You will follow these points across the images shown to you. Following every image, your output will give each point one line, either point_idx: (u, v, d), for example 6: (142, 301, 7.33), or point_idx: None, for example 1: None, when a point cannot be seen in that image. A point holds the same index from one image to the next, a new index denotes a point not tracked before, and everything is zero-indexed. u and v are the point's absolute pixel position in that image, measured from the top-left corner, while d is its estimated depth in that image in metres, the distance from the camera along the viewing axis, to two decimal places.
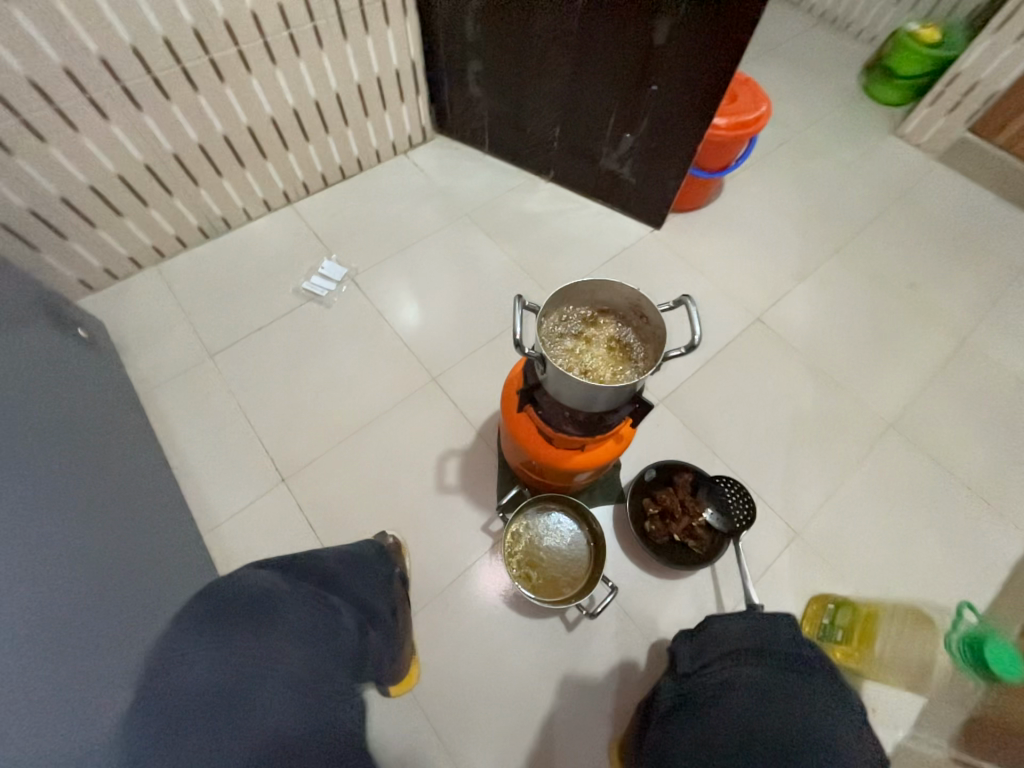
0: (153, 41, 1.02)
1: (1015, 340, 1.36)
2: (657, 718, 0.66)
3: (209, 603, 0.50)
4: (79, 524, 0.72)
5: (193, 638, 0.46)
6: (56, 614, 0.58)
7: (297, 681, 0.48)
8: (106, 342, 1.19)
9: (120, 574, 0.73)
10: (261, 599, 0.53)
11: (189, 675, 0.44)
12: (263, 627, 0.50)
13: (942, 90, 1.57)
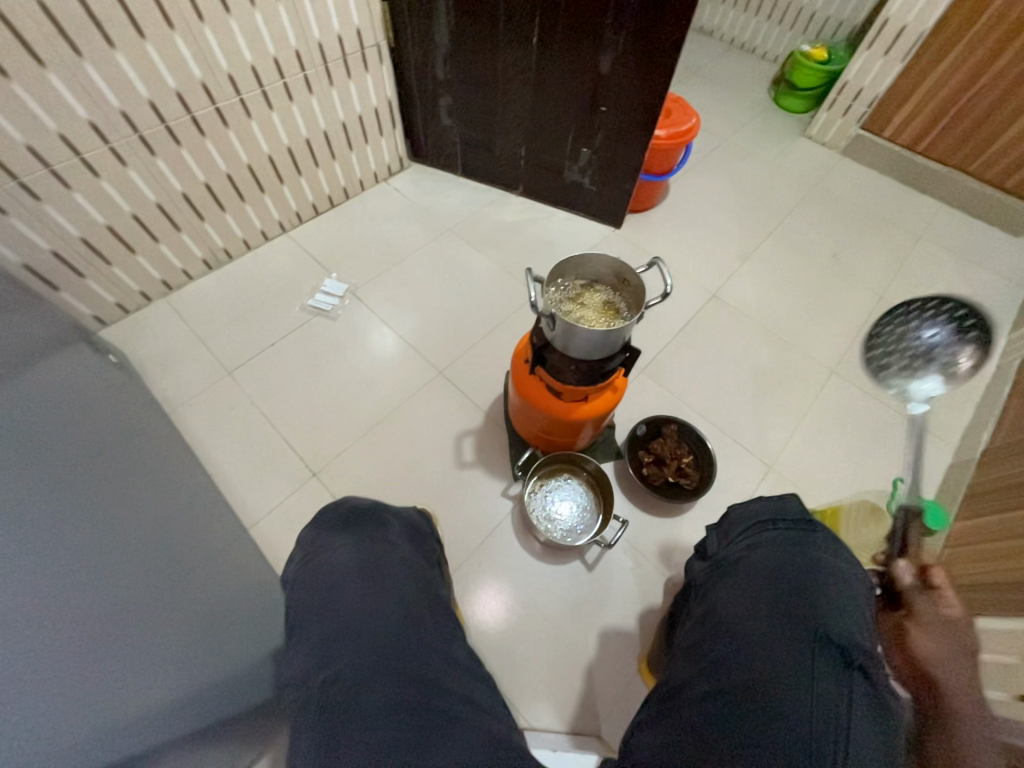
0: (167, 95, 1.16)
1: (921, 292, 1.63)
2: (695, 589, 0.81)
3: (332, 516, 0.83)
4: (140, 521, 0.79)
5: (333, 537, 0.76)
6: (145, 585, 0.69)
7: (396, 564, 0.74)
8: (130, 368, 1.28)
9: (180, 567, 0.79)
10: (362, 512, 0.83)
11: (334, 554, 0.73)
12: (370, 525, 0.80)
13: (835, 97, 1.89)
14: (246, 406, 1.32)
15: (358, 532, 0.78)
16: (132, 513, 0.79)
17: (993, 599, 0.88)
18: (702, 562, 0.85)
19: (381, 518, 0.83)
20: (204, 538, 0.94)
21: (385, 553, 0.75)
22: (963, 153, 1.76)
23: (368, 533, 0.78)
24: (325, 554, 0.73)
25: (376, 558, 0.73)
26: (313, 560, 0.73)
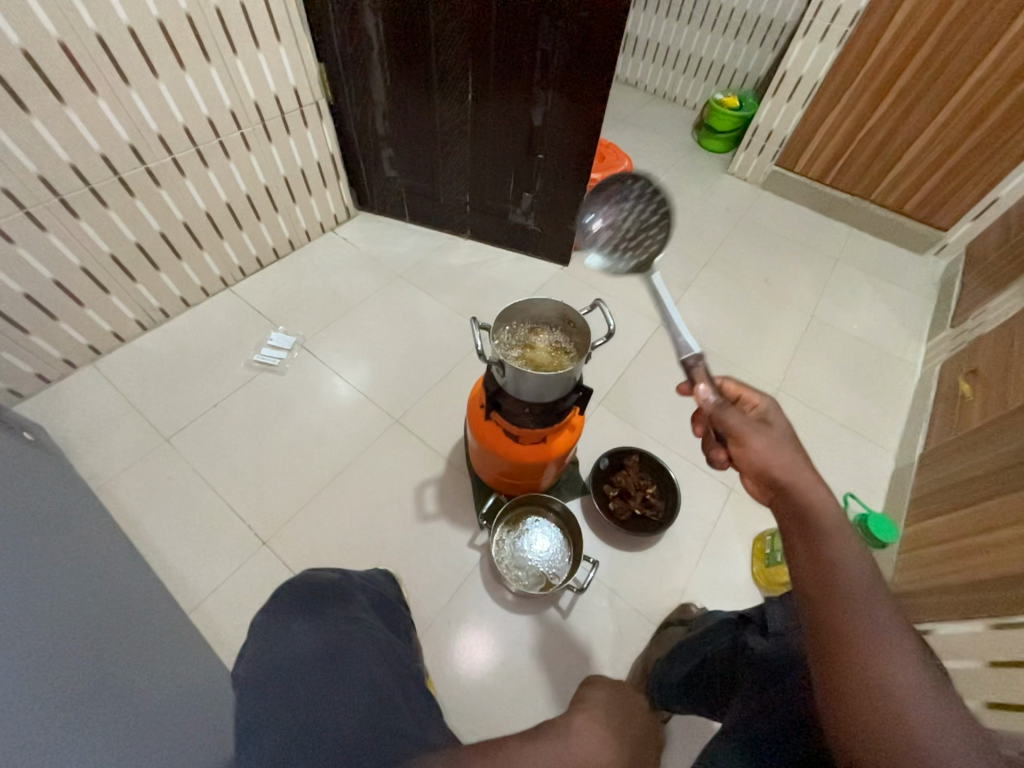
0: (92, 157, 1.12)
1: (846, 309, 1.76)
2: (750, 667, 0.73)
3: (290, 594, 0.76)
4: (48, 621, 0.69)
5: (293, 621, 0.69)
6: (72, 688, 0.63)
7: (374, 646, 0.69)
8: (50, 443, 1.17)
9: (94, 668, 0.70)
10: (323, 588, 0.78)
11: (298, 641, 0.66)
12: (334, 602, 0.75)
13: (750, 139, 2.08)
14: (185, 474, 1.23)
15: (322, 611, 0.72)
16: (41, 615, 0.69)
17: (949, 603, 0.90)
18: (757, 633, 0.77)
19: (345, 592, 0.79)
20: (136, 634, 0.84)
21: (350, 631, 0.70)
22: (865, 184, 1.95)
23: (332, 612, 0.72)
24: (283, 642, 0.65)
25: (341, 643, 0.67)
26: (268, 653, 0.65)
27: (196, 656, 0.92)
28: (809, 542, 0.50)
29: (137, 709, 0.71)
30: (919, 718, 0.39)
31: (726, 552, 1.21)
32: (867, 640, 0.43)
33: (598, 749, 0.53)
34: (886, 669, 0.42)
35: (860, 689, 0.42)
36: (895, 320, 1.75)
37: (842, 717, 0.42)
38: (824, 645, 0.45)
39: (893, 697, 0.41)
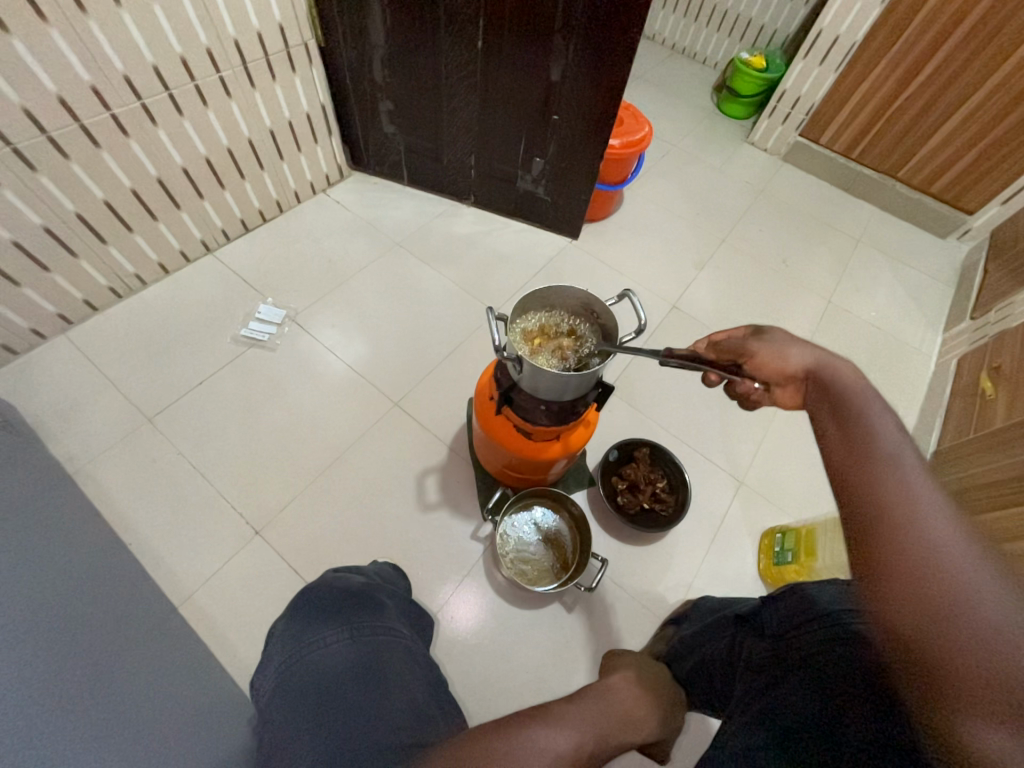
0: (49, 101, 0.97)
1: (865, 296, 1.69)
2: (752, 676, 0.66)
3: (315, 599, 0.67)
4: (23, 626, 0.63)
5: (324, 630, 0.60)
6: (75, 689, 0.62)
7: (412, 656, 0.62)
8: (22, 423, 1.09)
9: (69, 676, 0.63)
10: (352, 592, 0.68)
11: (328, 653, 0.57)
12: (366, 609, 0.65)
13: (775, 105, 1.93)
14: (170, 457, 1.15)
15: (353, 618, 0.62)
16: (15, 623, 0.63)
17: None
18: (758, 638, 0.71)
19: (375, 598, 0.69)
20: (130, 632, 0.79)
21: (385, 644, 0.60)
22: (893, 160, 1.84)
23: (362, 619, 0.62)
24: (314, 652, 0.58)
25: (378, 654, 0.58)
26: (297, 666, 0.57)
27: (186, 655, 0.88)
28: (843, 417, 0.54)
29: (124, 722, 0.64)
30: (937, 534, 0.41)
31: (735, 548, 1.18)
32: (888, 480, 0.45)
33: (633, 714, 0.62)
34: (915, 496, 0.43)
35: (882, 524, 0.43)
36: (914, 309, 1.69)
37: (859, 551, 0.44)
38: (844, 493, 0.48)
39: (917, 518, 0.42)
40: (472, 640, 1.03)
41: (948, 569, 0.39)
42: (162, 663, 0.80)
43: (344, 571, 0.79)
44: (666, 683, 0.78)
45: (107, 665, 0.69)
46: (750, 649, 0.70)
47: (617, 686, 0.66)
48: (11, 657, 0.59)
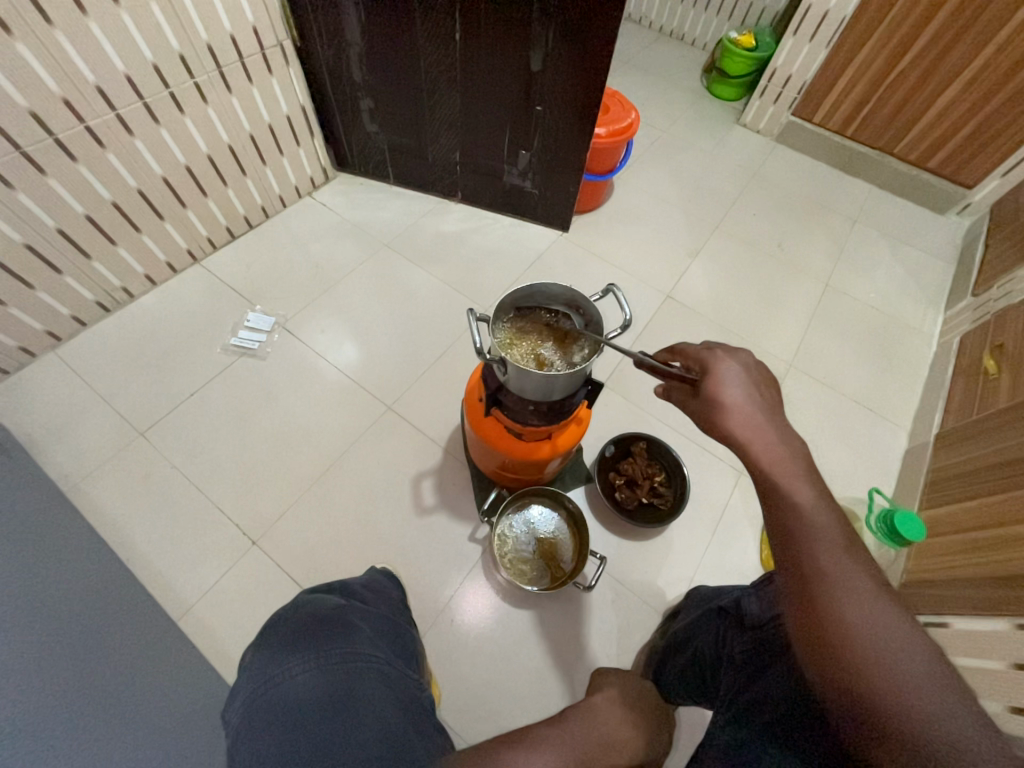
0: (20, 115, 0.96)
1: (863, 277, 1.66)
2: (736, 669, 0.67)
3: (287, 626, 0.64)
4: (25, 643, 0.63)
5: (292, 659, 0.57)
6: (81, 701, 0.63)
7: (388, 678, 0.60)
8: (15, 442, 1.08)
9: (70, 690, 0.63)
10: (324, 617, 0.65)
11: (295, 682, 0.55)
12: (338, 634, 0.62)
13: (766, 84, 1.89)
14: (165, 471, 1.15)
15: (322, 646, 0.59)
16: (16, 638, 0.63)
17: (974, 597, 0.86)
18: (733, 625, 0.71)
19: (348, 621, 0.66)
20: (131, 648, 0.79)
21: (359, 673, 0.58)
22: (889, 135, 1.79)
23: (332, 645, 0.60)
24: (280, 684, 0.55)
25: (349, 681, 0.56)
26: (261, 699, 0.55)
27: (187, 669, 0.88)
28: (771, 510, 0.51)
29: (124, 738, 0.64)
30: (893, 656, 0.42)
31: (736, 539, 1.17)
32: (834, 604, 0.45)
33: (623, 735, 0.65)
34: (861, 618, 0.44)
35: (848, 661, 0.43)
36: (914, 288, 1.66)
37: (831, 689, 0.44)
38: (799, 621, 0.47)
39: (865, 645, 0.43)
40: (473, 643, 1.02)
41: (912, 708, 0.40)
42: (162, 679, 0.80)
43: (323, 588, 0.77)
44: (650, 693, 0.78)
45: (108, 680, 0.70)
46: (731, 642, 0.70)
47: (601, 706, 0.68)
48: (19, 671, 0.59)
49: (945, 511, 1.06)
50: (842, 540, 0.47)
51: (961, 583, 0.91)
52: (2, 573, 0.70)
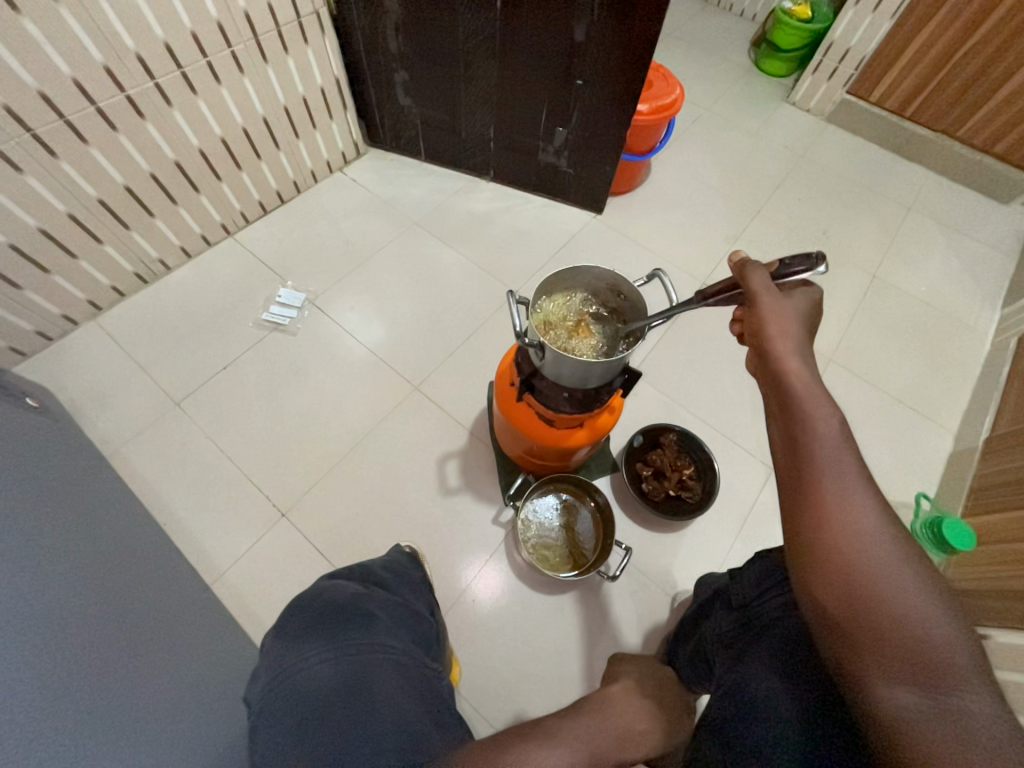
0: (64, 84, 0.96)
1: (914, 269, 1.57)
2: (721, 651, 0.69)
3: (305, 614, 0.65)
4: (71, 604, 0.65)
5: (306, 650, 0.58)
6: (118, 663, 0.65)
7: (403, 665, 0.60)
8: (59, 408, 1.12)
9: (110, 651, 0.65)
10: (341, 605, 0.66)
11: (308, 675, 0.56)
12: (354, 623, 0.62)
13: (821, 59, 1.77)
14: (199, 441, 1.18)
15: (338, 633, 0.60)
16: (62, 600, 0.65)
17: (1021, 610, 0.83)
18: (723, 609, 0.74)
19: (366, 609, 0.66)
20: (169, 611, 0.83)
21: (374, 662, 0.58)
22: (954, 116, 1.67)
23: (347, 635, 0.60)
24: (296, 674, 0.56)
25: (365, 672, 0.56)
26: (283, 682, 0.56)
27: (220, 634, 0.91)
28: (792, 430, 0.53)
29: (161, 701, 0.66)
30: (885, 564, 0.44)
31: (764, 537, 1.14)
32: (842, 516, 0.47)
33: (643, 729, 0.61)
34: (856, 526, 0.46)
35: (845, 569, 0.45)
36: (970, 282, 1.56)
37: (826, 599, 0.46)
38: (801, 540, 0.48)
39: (860, 553, 0.45)
40: (493, 624, 1.04)
41: (904, 612, 0.42)
42: (196, 644, 0.83)
43: (343, 573, 0.78)
44: (666, 680, 0.78)
45: (147, 642, 0.72)
46: (719, 621, 0.73)
47: (620, 699, 0.64)
48: (65, 629, 0.62)
49: (990, 520, 1.02)
50: (857, 464, 0.49)
51: (1007, 593, 0.87)
52: (50, 534, 0.73)
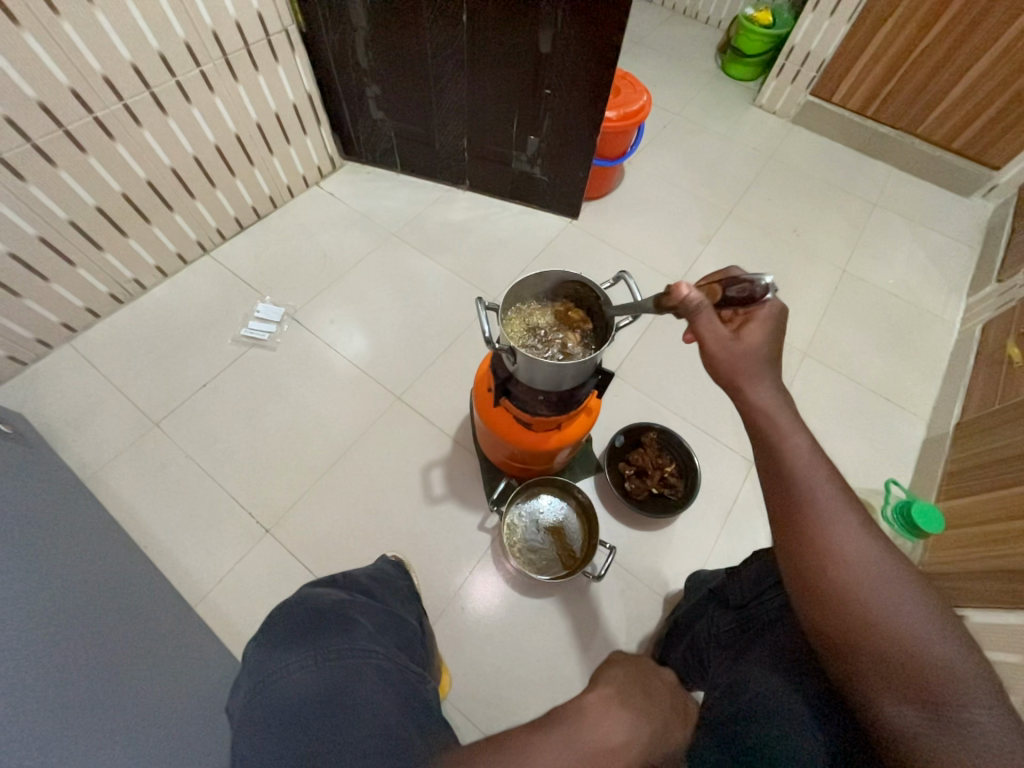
0: (29, 108, 0.96)
1: (882, 262, 1.61)
2: (719, 647, 0.70)
3: (287, 623, 0.65)
4: (45, 630, 0.64)
5: (290, 656, 0.58)
6: (96, 689, 0.64)
7: (386, 669, 0.60)
8: (34, 432, 1.11)
9: (87, 677, 0.64)
10: (323, 612, 0.66)
11: (291, 680, 0.56)
12: (334, 631, 0.62)
13: (784, 63, 1.82)
14: (180, 460, 1.17)
15: (319, 641, 0.60)
16: (38, 626, 0.64)
17: (993, 589, 0.85)
18: (721, 608, 0.75)
19: (347, 616, 0.67)
20: (150, 635, 0.81)
21: (358, 666, 0.58)
22: (912, 115, 1.73)
23: (330, 642, 0.60)
24: (278, 682, 0.56)
25: (345, 677, 0.56)
26: (263, 690, 0.56)
27: (204, 655, 0.90)
28: (771, 456, 0.53)
29: (139, 727, 0.65)
30: (875, 583, 0.45)
31: (748, 531, 1.16)
32: (831, 539, 0.48)
33: None
34: (843, 548, 0.47)
35: (839, 594, 0.46)
36: (936, 273, 1.61)
37: (826, 625, 0.47)
38: (794, 570, 0.49)
39: (852, 575, 0.46)
40: (482, 631, 1.03)
41: (900, 630, 0.43)
42: (178, 666, 0.81)
43: (326, 581, 0.77)
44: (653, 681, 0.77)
45: (126, 667, 0.71)
46: (716, 621, 0.74)
47: None
48: (39, 656, 0.61)
49: (961, 502, 1.05)
50: (834, 481, 0.51)
51: (981, 574, 0.90)
52: (25, 562, 0.72)
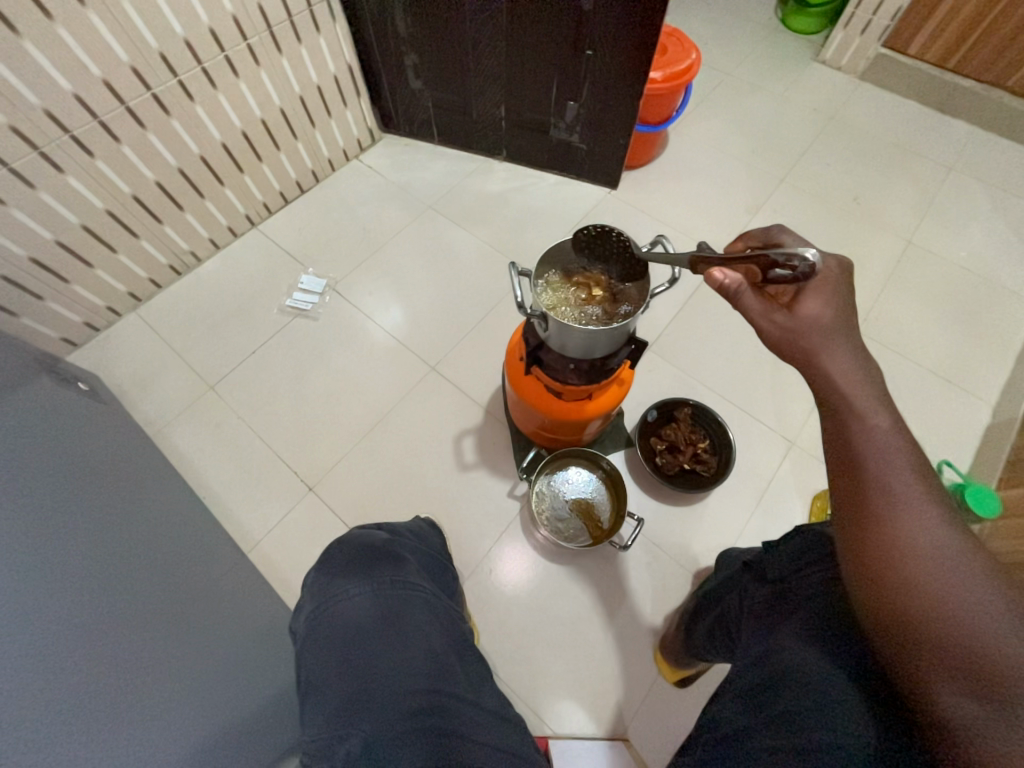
0: (94, 85, 1.02)
1: (954, 233, 1.48)
2: (751, 619, 0.68)
3: (342, 556, 0.70)
4: (120, 562, 0.72)
5: (348, 583, 0.62)
6: (165, 615, 0.72)
7: (431, 604, 0.64)
8: (107, 392, 1.22)
9: (157, 606, 0.72)
10: (374, 548, 0.71)
11: (348, 604, 0.60)
12: (386, 566, 0.67)
13: (854, 11, 1.65)
14: (232, 421, 1.26)
15: (373, 573, 0.65)
16: (115, 558, 0.71)
17: None
18: (756, 582, 0.73)
19: (396, 553, 0.71)
20: (208, 575, 0.90)
21: (408, 598, 0.62)
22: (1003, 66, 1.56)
23: (385, 573, 0.65)
24: (339, 603, 0.60)
25: (398, 606, 0.61)
26: (322, 612, 0.61)
27: (255, 596, 0.98)
28: (843, 432, 0.52)
29: (201, 651, 0.73)
30: (942, 570, 0.42)
31: (783, 511, 1.13)
32: (898, 522, 0.46)
33: None
34: (909, 530, 0.45)
35: (897, 575, 0.44)
36: (1017, 245, 1.46)
37: (880, 606, 0.45)
38: (852, 549, 0.48)
39: (914, 560, 0.43)
40: (510, 593, 1.07)
41: (965, 619, 0.39)
42: (233, 604, 0.90)
43: (373, 525, 0.81)
44: None
45: (189, 601, 0.79)
46: (752, 594, 0.72)
47: None
48: (117, 584, 0.68)
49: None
50: (913, 463, 0.49)
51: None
52: (103, 503, 0.80)
